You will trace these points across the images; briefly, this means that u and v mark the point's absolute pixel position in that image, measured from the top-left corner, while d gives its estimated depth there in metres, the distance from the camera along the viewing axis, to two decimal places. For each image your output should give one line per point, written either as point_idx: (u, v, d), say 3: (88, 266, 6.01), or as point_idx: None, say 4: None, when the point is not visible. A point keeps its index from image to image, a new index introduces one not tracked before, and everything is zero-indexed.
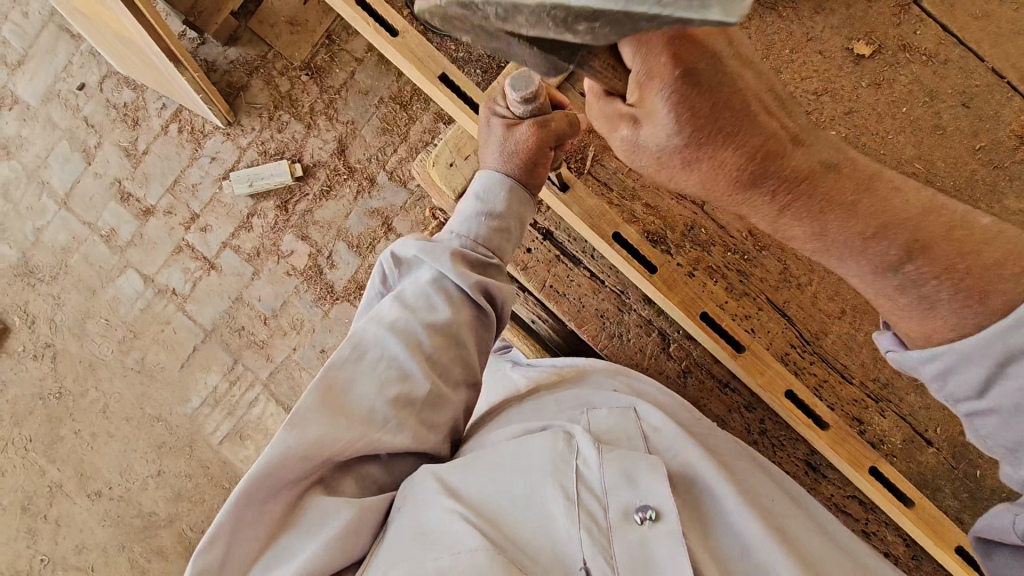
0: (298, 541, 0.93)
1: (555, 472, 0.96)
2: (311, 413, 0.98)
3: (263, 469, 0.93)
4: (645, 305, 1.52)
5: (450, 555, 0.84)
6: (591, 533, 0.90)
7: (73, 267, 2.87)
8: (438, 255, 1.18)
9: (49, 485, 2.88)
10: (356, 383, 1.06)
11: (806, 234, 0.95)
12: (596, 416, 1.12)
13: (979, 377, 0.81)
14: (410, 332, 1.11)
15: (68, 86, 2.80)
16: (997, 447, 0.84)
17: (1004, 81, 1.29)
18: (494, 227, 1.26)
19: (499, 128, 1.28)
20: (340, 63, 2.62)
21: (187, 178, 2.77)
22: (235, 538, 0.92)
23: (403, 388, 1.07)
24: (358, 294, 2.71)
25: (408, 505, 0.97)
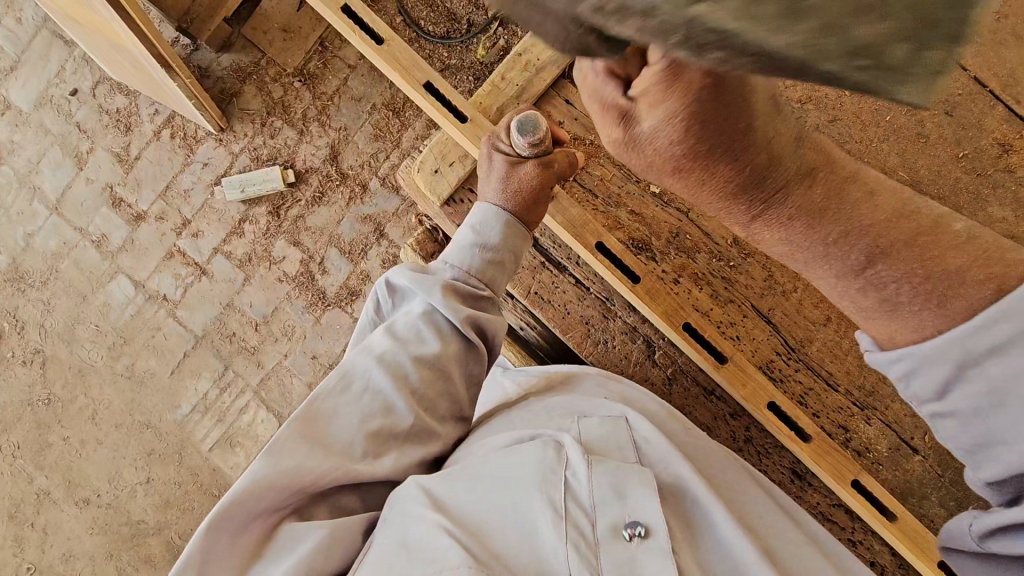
0: (272, 565, 0.91)
1: (542, 485, 0.95)
2: (290, 446, 0.98)
3: (233, 499, 0.92)
4: (631, 311, 1.51)
5: (433, 572, 0.82)
6: (579, 548, 0.88)
7: (64, 273, 2.86)
8: (431, 282, 1.19)
9: (36, 492, 2.86)
10: (340, 414, 1.05)
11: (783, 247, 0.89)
12: (587, 425, 1.10)
13: (940, 379, 0.74)
14: (397, 364, 1.10)
15: (61, 92, 2.80)
16: (959, 449, 0.77)
17: (986, 89, 1.30)
18: (488, 260, 1.26)
19: (501, 165, 1.32)
20: (332, 70, 2.62)
21: (178, 184, 2.77)
22: (204, 569, 0.89)
23: (386, 421, 1.06)
24: (350, 301, 2.71)
25: (393, 521, 0.95)
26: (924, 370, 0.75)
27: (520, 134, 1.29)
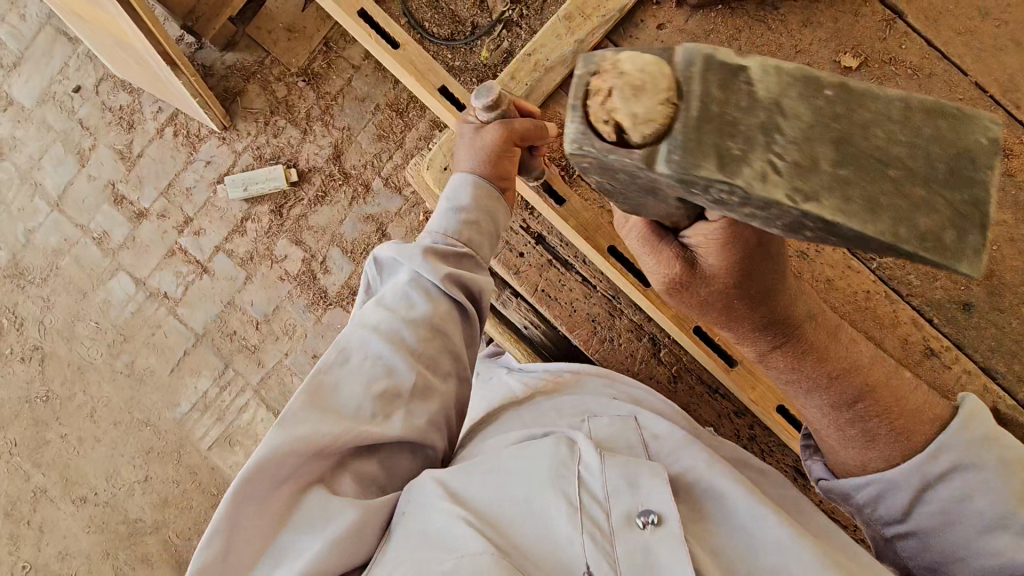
0: (304, 534, 0.93)
1: (555, 479, 0.96)
2: (299, 415, 0.98)
3: (254, 469, 0.92)
4: (637, 310, 1.52)
5: (454, 559, 0.85)
6: (594, 537, 0.90)
7: (64, 269, 2.85)
8: (409, 252, 1.21)
9: (33, 490, 2.84)
10: (342, 381, 1.06)
11: (789, 377, 1.19)
12: (597, 424, 1.12)
13: (900, 501, 1.07)
14: (394, 330, 1.12)
15: (63, 89, 2.80)
16: (918, 565, 1.08)
17: (987, 95, 1.31)
18: (464, 221, 1.28)
19: (468, 134, 1.33)
20: (336, 70, 2.64)
21: (181, 182, 2.77)
22: (236, 542, 0.91)
23: (387, 382, 1.07)
24: (352, 300, 2.71)
25: (411, 511, 0.96)
26: (887, 493, 1.08)
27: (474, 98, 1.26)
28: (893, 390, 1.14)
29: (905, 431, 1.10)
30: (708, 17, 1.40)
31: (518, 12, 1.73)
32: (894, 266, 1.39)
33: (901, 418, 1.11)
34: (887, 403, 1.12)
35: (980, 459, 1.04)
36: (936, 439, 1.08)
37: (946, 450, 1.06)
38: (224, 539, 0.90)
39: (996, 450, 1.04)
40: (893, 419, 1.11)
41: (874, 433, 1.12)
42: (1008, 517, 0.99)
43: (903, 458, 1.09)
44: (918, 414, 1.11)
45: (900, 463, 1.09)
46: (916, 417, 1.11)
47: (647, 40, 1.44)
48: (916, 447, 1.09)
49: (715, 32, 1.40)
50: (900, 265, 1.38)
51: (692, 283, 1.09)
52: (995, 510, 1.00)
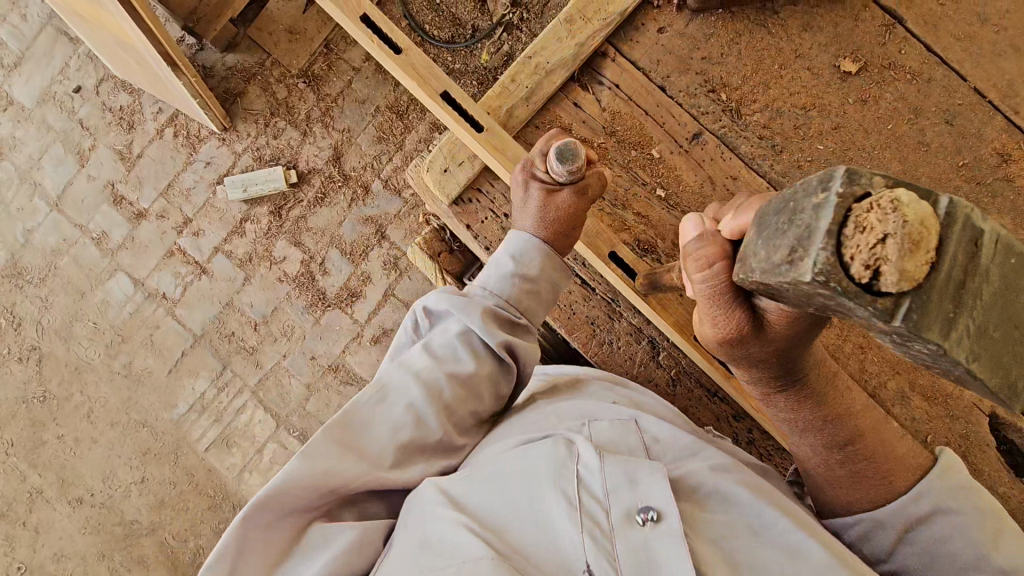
0: (308, 560, 0.94)
1: (555, 480, 0.96)
2: (323, 451, 0.98)
3: (269, 492, 0.93)
4: (636, 313, 1.52)
5: (455, 565, 0.85)
6: (593, 535, 0.89)
7: (63, 270, 2.85)
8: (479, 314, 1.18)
9: (29, 491, 2.83)
10: (372, 424, 1.05)
11: (783, 418, 1.14)
12: (597, 428, 1.11)
13: (885, 540, 1.08)
14: (433, 381, 1.11)
15: (64, 89, 2.80)
16: None
17: (986, 100, 1.32)
18: (526, 289, 1.26)
19: (537, 192, 1.30)
20: (337, 72, 2.64)
21: (181, 183, 2.77)
22: (242, 559, 0.91)
23: (416, 434, 1.07)
24: (350, 301, 2.71)
25: (413, 517, 0.96)
26: (874, 531, 1.09)
27: (559, 162, 1.23)
28: (886, 435, 1.12)
29: (890, 474, 1.09)
30: (708, 21, 1.40)
31: (518, 15, 1.74)
32: None
33: (890, 458, 1.10)
34: (874, 444, 1.10)
35: (959, 503, 1.05)
36: (917, 484, 1.08)
37: (928, 495, 1.06)
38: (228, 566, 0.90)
39: (974, 497, 1.05)
40: (878, 463, 1.10)
41: (862, 475, 1.10)
42: (985, 558, 1.01)
43: (887, 500, 1.09)
44: (905, 456, 1.11)
45: (884, 504, 1.09)
46: (902, 461, 1.10)
47: (646, 44, 1.44)
48: (898, 491, 1.08)
49: (715, 35, 1.40)
50: None
51: (743, 343, 0.95)
52: (975, 553, 1.01)
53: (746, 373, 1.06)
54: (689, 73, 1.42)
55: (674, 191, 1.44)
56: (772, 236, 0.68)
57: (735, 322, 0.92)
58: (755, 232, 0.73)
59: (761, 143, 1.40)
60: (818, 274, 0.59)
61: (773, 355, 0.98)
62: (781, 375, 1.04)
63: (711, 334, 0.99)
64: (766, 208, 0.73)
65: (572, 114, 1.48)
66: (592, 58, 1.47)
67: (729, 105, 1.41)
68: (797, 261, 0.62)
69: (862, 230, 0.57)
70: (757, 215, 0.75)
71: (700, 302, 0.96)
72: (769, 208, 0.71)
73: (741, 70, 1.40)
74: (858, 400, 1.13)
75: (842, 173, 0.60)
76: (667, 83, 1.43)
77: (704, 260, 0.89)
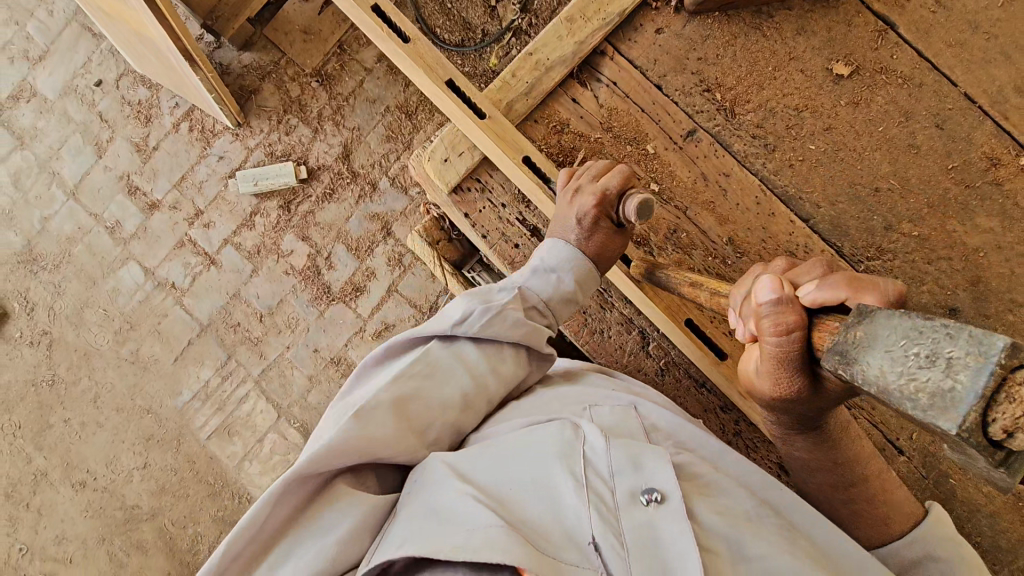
0: (339, 512, 0.95)
1: (565, 460, 0.97)
2: (375, 416, 1.01)
3: (322, 449, 0.94)
4: (627, 303, 1.55)
5: (465, 530, 0.85)
6: (600, 511, 0.90)
7: (76, 257, 2.92)
8: (538, 335, 1.24)
9: (34, 473, 2.89)
10: (423, 402, 1.08)
11: (794, 459, 1.14)
12: (599, 413, 1.10)
13: None
14: (478, 373, 1.15)
15: (85, 82, 2.89)
16: None
17: (975, 105, 1.34)
18: (563, 297, 1.30)
19: (589, 210, 1.28)
20: (349, 72, 2.71)
21: (194, 176, 2.84)
22: (275, 506, 0.93)
23: (457, 417, 1.11)
24: (354, 296, 2.75)
25: (419, 488, 0.97)
26: None
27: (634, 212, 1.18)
28: (886, 485, 1.12)
29: (886, 518, 1.11)
30: (705, 23, 1.45)
31: (527, 21, 1.78)
32: (883, 271, 1.39)
33: (889, 502, 1.11)
34: (875, 486, 1.12)
35: (951, 552, 1.05)
36: (911, 531, 1.09)
37: (918, 541, 1.08)
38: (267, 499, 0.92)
39: (963, 548, 1.06)
40: (875, 506, 1.11)
41: (861, 516, 1.13)
42: None
43: (883, 542, 1.11)
44: (899, 498, 1.12)
45: (879, 544, 1.11)
46: (897, 508, 1.11)
47: (644, 44, 1.48)
48: (893, 535, 1.10)
49: (711, 36, 1.44)
50: (887, 270, 1.38)
51: (792, 400, 0.88)
52: None
53: (772, 416, 1.02)
54: (685, 73, 1.46)
55: (668, 186, 1.48)
56: (898, 366, 0.56)
57: (794, 386, 0.84)
58: (871, 341, 0.61)
59: (753, 141, 1.44)
60: (960, 430, 0.49)
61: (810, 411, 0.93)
62: (806, 422, 1.00)
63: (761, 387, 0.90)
64: (887, 322, 0.60)
65: (570, 109, 1.53)
66: (591, 57, 1.52)
67: (724, 105, 1.45)
68: (936, 405, 0.51)
69: (1012, 400, 0.48)
70: (874, 322, 0.62)
71: (761, 362, 0.85)
72: (896, 327, 0.59)
73: (735, 71, 1.44)
74: (863, 445, 1.12)
75: (1005, 338, 0.48)
76: (663, 81, 1.47)
77: (782, 326, 0.78)
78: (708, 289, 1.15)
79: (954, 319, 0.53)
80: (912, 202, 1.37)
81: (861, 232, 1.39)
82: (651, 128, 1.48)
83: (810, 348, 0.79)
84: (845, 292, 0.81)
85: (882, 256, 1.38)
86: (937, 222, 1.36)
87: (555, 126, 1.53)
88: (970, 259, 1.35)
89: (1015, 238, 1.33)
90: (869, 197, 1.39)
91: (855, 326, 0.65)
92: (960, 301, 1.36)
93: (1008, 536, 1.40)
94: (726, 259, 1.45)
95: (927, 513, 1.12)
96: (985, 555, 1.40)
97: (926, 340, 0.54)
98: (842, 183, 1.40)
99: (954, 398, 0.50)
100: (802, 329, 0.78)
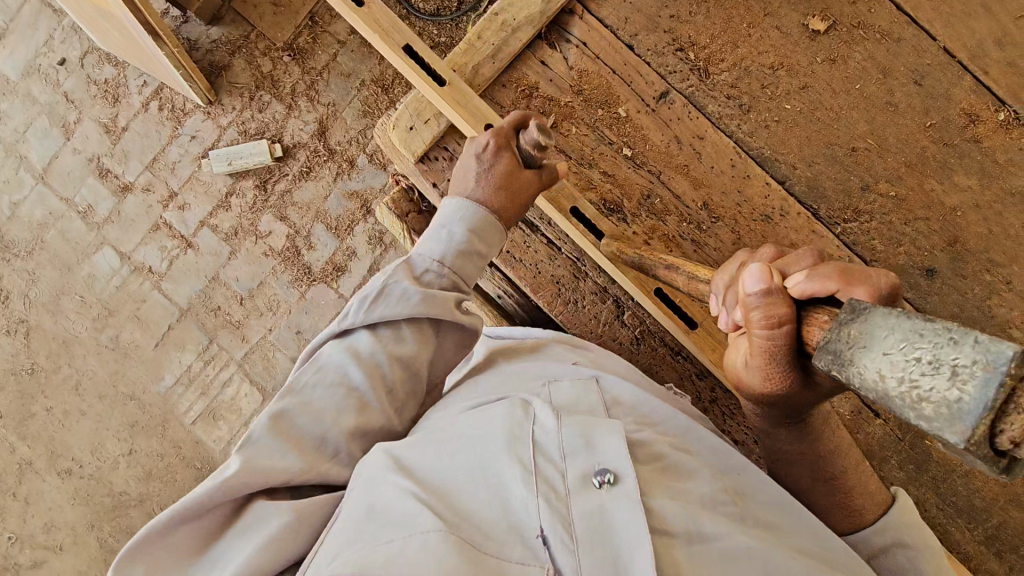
0: (236, 543, 0.87)
1: (513, 443, 0.87)
2: (257, 445, 0.94)
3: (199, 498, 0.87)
4: (600, 272, 1.52)
5: (403, 536, 0.76)
6: (549, 500, 0.80)
7: (49, 243, 2.86)
8: (440, 303, 1.12)
9: (19, 462, 2.87)
10: (312, 409, 1.00)
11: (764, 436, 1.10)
12: (557, 389, 1.02)
13: None
14: (375, 365, 1.06)
15: (49, 62, 2.79)
16: None
17: (955, 60, 1.31)
18: (461, 252, 1.18)
19: (484, 143, 1.26)
20: (322, 45, 2.62)
21: (166, 157, 2.77)
22: (170, 554, 0.87)
23: (361, 418, 1.02)
24: (335, 276, 2.71)
25: (360, 484, 0.88)
26: None
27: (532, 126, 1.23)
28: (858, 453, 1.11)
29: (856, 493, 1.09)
30: None
31: None
32: (860, 233, 1.36)
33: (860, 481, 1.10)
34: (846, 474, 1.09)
35: (918, 540, 1.06)
36: (880, 520, 1.09)
37: (890, 529, 1.07)
38: (158, 553, 0.87)
39: (930, 537, 1.07)
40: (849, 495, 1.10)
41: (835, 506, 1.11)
42: None
43: (856, 529, 1.10)
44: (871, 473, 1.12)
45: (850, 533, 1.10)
46: (870, 497, 1.10)
47: (615, 2, 1.44)
48: (865, 524, 1.09)
49: None
50: (866, 232, 1.35)
51: (783, 395, 0.86)
52: None
53: (757, 412, 1.01)
54: (657, 31, 1.42)
55: (640, 150, 1.44)
56: (898, 371, 0.53)
57: (785, 381, 0.81)
58: (868, 344, 0.58)
59: (728, 102, 1.40)
60: (969, 443, 0.47)
61: (802, 405, 0.91)
62: (798, 415, 0.98)
63: (748, 383, 0.87)
64: (885, 321, 0.57)
65: (539, 73, 1.48)
66: (560, 16, 1.47)
67: (697, 65, 1.41)
68: (944, 415, 0.49)
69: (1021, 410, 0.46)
70: (871, 320, 0.59)
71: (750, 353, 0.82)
72: (896, 326, 0.55)
73: (709, 29, 1.40)
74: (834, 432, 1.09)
75: (1016, 348, 0.46)
76: (635, 41, 1.43)
77: (772, 318, 0.76)
78: (685, 273, 1.15)
79: (957, 323, 0.50)
80: (889, 161, 1.34)
81: (837, 193, 1.37)
82: (624, 92, 1.44)
83: (800, 342, 0.76)
84: (835, 282, 0.78)
85: (858, 217, 1.36)
86: (915, 181, 1.34)
87: (524, 90, 1.48)
88: (948, 219, 1.33)
89: (993, 197, 1.31)
90: (846, 157, 1.36)
91: (850, 324, 0.61)
92: (938, 261, 1.34)
93: (981, 495, 1.41)
94: (699, 224, 1.42)
95: (895, 500, 1.12)
96: (959, 515, 1.41)
97: (927, 343, 0.51)
98: (818, 144, 1.37)
99: (961, 410, 0.48)
100: (792, 319, 0.76)
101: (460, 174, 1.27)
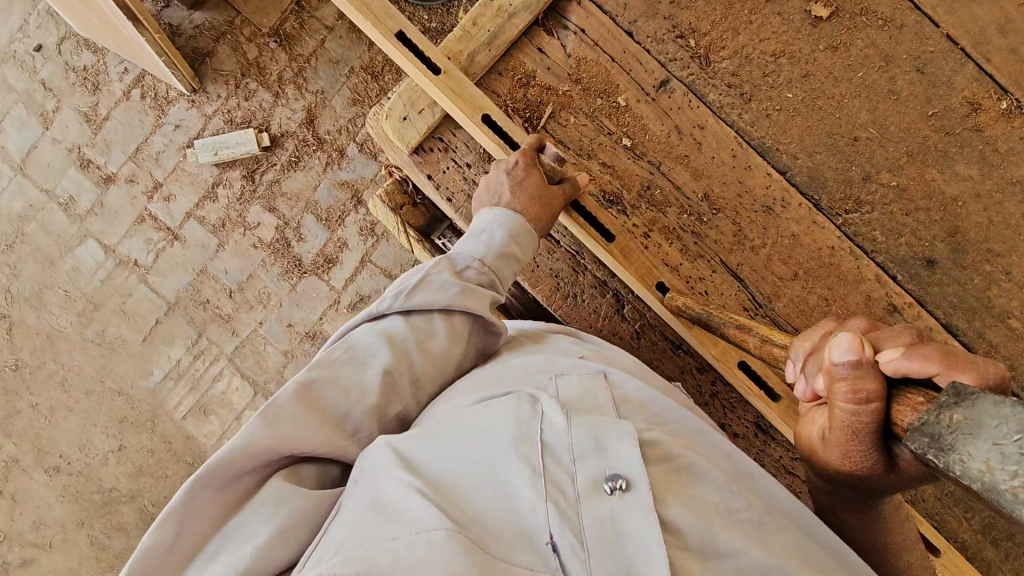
0: (253, 517, 0.84)
1: (521, 443, 0.85)
2: (284, 411, 0.91)
3: (227, 455, 0.85)
4: (600, 266, 1.51)
5: (408, 533, 0.74)
6: (558, 505, 0.79)
7: (31, 236, 2.78)
8: (477, 299, 1.15)
9: (5, 460, 2.81)
10: (341, 385, 0.99)
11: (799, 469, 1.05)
12: (564, 383, 1.00)
13: None
14: (402, 347, 1.06)
15: (24, 48, 2.70)
16: None
17: (957, 47, 1.29)
18: (499, 255, 1.24)
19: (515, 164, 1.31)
20: (309, 31, 2.56)
21: (149, 146, 2.70)
22: (189, 520, 0.83)
23: (384, 399, 1.01)
24: (326, 268, 2.66)
25: (362, 480, 0.87)
26: None
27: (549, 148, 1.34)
28: None
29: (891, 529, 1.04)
30: None
31: None
32: (860, 222, 1.35)
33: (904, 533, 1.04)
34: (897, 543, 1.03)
35: None
36: None
37: None
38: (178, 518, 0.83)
39: None
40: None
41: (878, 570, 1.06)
42: None
43: None
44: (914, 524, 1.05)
45: None
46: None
47: None
48: None
49: None
50: (866, 222, 1.34)
51: (863, 474, 0.85)
52: None
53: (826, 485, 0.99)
54: (657, 18, 1.39)
55: (641, 140, 1.42)
56: (1011, 463, 0.53)
57: (866, 460, 0.81)
58: (978, 435, 0.57)
59: (729, 91, 1.38)
60: None
61: (880, 493, 0.89)
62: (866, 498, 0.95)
63: (827, 458, 0.87)
64: (996, 410, 0.57)
65: (537, 61, 1.44)
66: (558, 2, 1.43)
67: (698, 52, 1.38)
68: None
69: None
70: (980, 407, 0.59)
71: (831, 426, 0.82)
72: (1010, 417, 0.55)
73: (710, 15, 1.37)
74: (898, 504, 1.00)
75: None
76: (634, 28, 1.40)
77: (859, 394, 0.75)
78: (758, 335, 1.13)
79: None
80: (891, 151, 1.33)
81: (839, 184, 1.35)
82: (624, 83, 1.41)
83: (885, 420, 0.76)
84: (937, 365, 0.73)
85: (860, 208, 1.35)
86: (916, 171, 1.32)
87: (520, 78, 1.45)
88: (948, 209, 1.32)
89: (993, 186, 1.30)
90: (847, 146, 1.34)
91: (955, 409, 0.61)
92: (938, 252, 1.33)
93: None
94: (700, 216, 1.40)
95: None
96: (956, 504, 1.43)
97: None
98: (819, 133, 1.35)
99: None
100: (880, 398, 0.75)
101: (489, 191, 1.32)
